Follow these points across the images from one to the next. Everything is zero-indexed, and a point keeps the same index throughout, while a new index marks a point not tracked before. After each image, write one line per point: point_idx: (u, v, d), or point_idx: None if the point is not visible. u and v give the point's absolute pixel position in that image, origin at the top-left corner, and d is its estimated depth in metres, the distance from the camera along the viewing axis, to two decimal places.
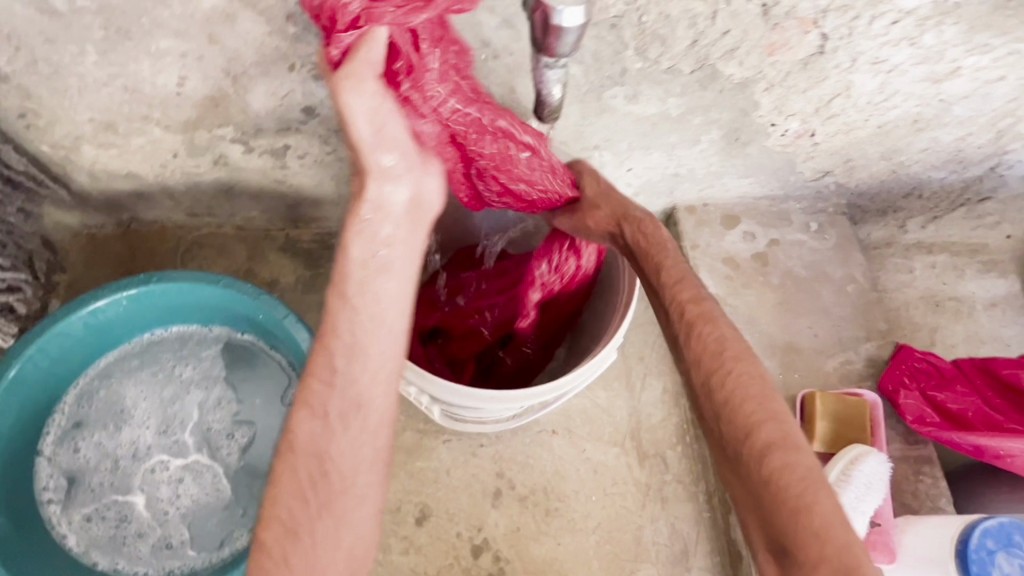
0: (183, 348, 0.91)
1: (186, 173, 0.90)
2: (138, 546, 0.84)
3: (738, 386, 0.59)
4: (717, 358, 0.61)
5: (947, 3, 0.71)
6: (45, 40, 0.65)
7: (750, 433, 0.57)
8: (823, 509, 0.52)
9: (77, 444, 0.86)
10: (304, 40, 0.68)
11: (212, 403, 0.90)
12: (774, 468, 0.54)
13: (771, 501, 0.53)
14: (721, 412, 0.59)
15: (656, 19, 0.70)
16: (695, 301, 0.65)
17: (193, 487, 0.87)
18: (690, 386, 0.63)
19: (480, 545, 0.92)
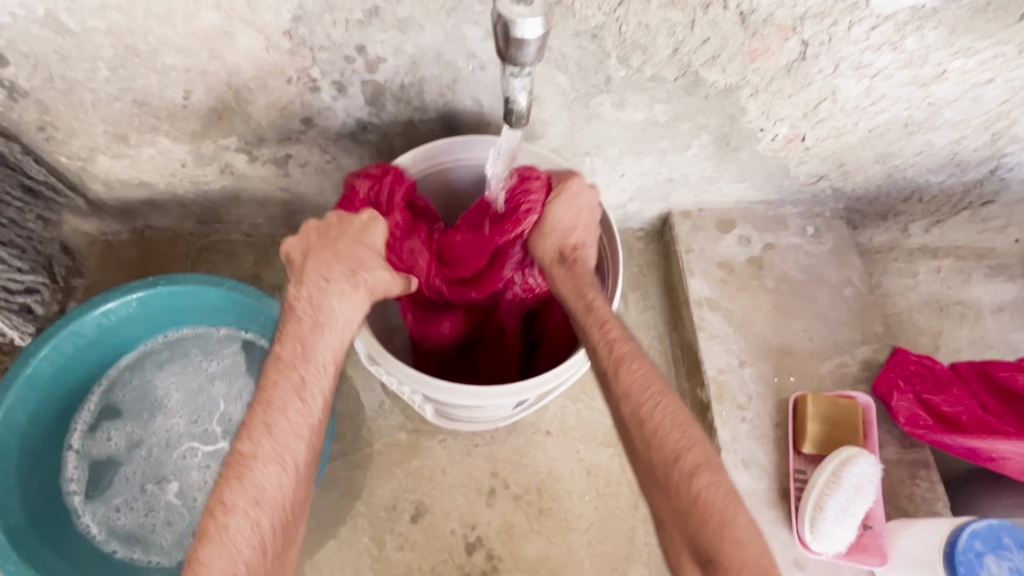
0: (206, 345, 0.96)
1: (195, 181, 0.95)
2: (165, 533, 0.88)
3: (666, 414, 0.62)
4: (645, 394, 0.63)
5: (925, 8, 0.72)
6: (60, 58, 0.70)
7: (678, 456, 0.60)
8: (733, 523, 0.57)
9: (111, 434, 0.92)
10: (299, 54, 0.72)
11: (236, 395, 0.94)
12: (698, 488, 0.58)
13: (695, 518, 0.58)
14: (649, 440, 0.62)
15: (636, 29, 0.73)
16: (621, 339, 0.68)
17: (218, 474, 0.91)
18: (616, 416, 0.66)
19: (474, 542, 0.94)
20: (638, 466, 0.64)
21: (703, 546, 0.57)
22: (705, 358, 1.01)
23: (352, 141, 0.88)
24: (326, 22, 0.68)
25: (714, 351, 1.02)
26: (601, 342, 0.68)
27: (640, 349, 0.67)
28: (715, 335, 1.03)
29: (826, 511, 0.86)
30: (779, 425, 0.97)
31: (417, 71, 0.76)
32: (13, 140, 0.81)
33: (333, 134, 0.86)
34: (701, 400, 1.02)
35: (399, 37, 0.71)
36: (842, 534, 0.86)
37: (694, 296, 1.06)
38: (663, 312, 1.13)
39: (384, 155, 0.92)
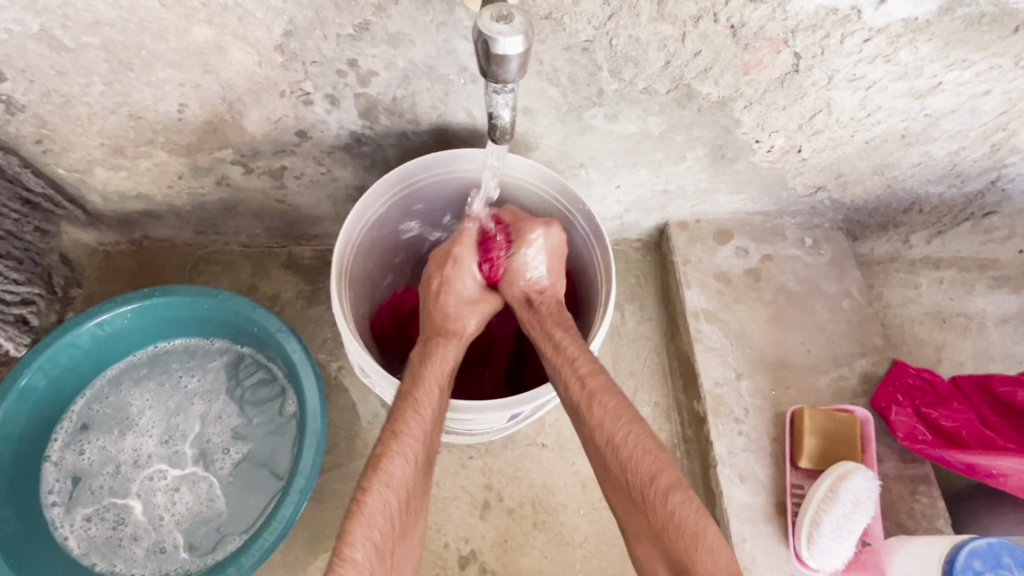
0: (189, 361, 0.96)
1: (192, 193, 0.96)
2: (133, 550, 0.86)
3: (636, 441, 0.65)
4: (618, 422, 0.67)
5: (918, 21, 0.72)
6: (56, 73, 0.71)
7: (652, 477, 0.63)
8: (705, 538, 0.60)
9: (83, 447, 0.90)
10: (291, 68, 0.73)
11: (212, 416, 0.93)
12: (672, 507, 0.61)
13: (669, 535, 0.61)
14: (624, 464, 0.65)
15: (627, 42, 0.73)
16: (591, 371, 0.71)
17: (188, 496, 0.89)
18: (592, 445, 0.69)
19: (467, 556, 0.94)
20: (615, 490, 0.67)
21: (678, 561, 0.59)
22: (702, 370, 1.01)
23: (346, 153, 0.89)
24: (318, 36, 0.68)
25: (710, 364, 1.01)
26: (572, 377, 0.70)
27: (611, 381, 0.70)
28: (712, 347, 1.02)
29: (822, 527, 0.84)
30: (776, 439, 0.96)
31: (409, 84, 0.76)
32: (11, 153, 0.82)
33: (328, 146, 0.87)
34: (698, 413, 1.01)
35: (390, 51, 0.71)
36: (838, 551, 0.84)
37: (690, 308, 1.05)
38: (661, 323, 1.12)
39: (378, 167, 0.92)
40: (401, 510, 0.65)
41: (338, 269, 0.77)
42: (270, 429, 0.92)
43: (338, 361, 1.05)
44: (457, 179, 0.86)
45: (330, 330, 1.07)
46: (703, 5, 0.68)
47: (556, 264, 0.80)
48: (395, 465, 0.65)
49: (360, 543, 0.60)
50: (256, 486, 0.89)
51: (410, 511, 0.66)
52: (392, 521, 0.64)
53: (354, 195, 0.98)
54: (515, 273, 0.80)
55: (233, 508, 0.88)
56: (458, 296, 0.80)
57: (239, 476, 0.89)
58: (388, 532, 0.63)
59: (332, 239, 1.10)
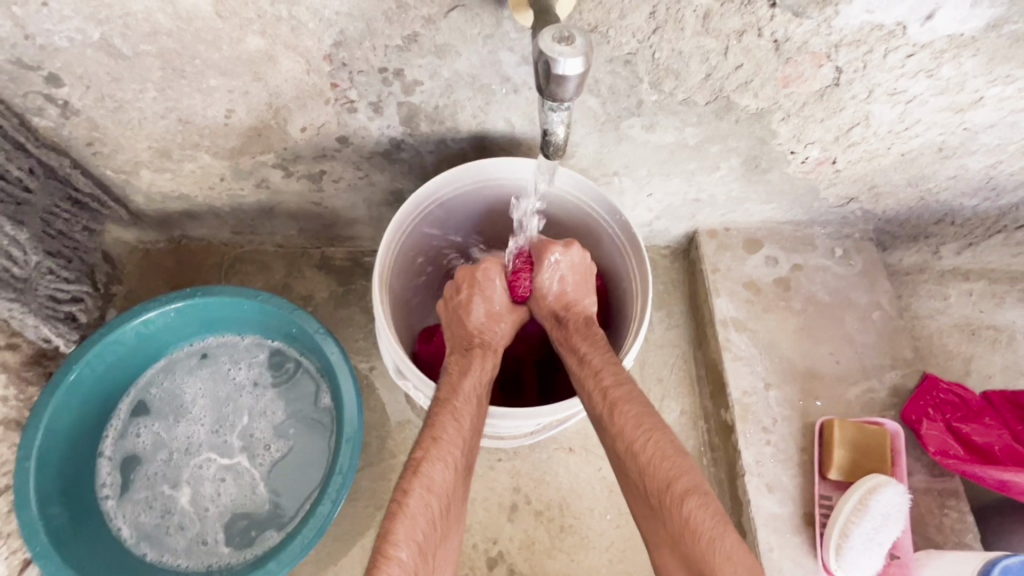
0: (236, 355, 0.98)
1: (232, 195, 0.98)
2: (178, 539, 0.88)
3: (655, 447, 0.65)
4: (637, 429, 0.66)
5: (963, 37, 0.72)
6: (112, 79, 0.73)
7: (670, 483, 0.62)
8: (724, 546, 0.58)
9: (139, 432, 0.94)
10: (338, 77, 0.74)
11: (258, 412, 0.95)
12: (688, 513, 0.60)
13: (684, 542, 0.59)
14: (642, 470, 0.65)
15: (670, 55, 0.73)
16: (615, 383, 0.70)
17: (232, 488, 0.91)
18: (614, 454, 0.69)
19: (495, 557, 0.95)
20: (634, 498, 0.67)
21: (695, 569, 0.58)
22: (730, 379, 1.01)
23: (384, 159, 0.90)
24: (366, 47, 0.70)
25: (739, 373, 1.02)
26: (595, 389, 0.71)
27: (634, 391, 0.70)
28: (741, 357, 1.03)
29: (852, 539, 0.85)
30: (804, 450, 0.96)
31: (452, 93, 0.77)
32: (63, 154, 0.84)
33: (367, 152, 0.88)
34: (725, 421, 1.01)
35: (436, 62, 0.72)
36: (868, 562, 0.85)
37: (719, 317, 1.06)
38: (688, 330, 1.13)
39: (415, 172, 0.93)
40: (440, 515, 0.65)
41: (378, 276, 0.79)
42: (312, 424, 0.94)
43: (370, 361, 1.07)
44: (490, 188, 0.87)
45: (363, 330, 1.09)
46: (748, 20, 0.69)
47: (581, 279, 0.82)
48: (436, 470, 0.66)
49: (404, 543, 0.60)
50: (298, 480, 0.91)
51: (448, 516, 0.66)
52: (432, 524, 0.63)
53: (389, 199, 1.00)
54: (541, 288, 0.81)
55: (275, 504, 0.90)
56: (489, 308, 0.81)
57: (281, 472, 0.92)
58: (428, 533, 0.62)
59: (365, 241, 1.12)
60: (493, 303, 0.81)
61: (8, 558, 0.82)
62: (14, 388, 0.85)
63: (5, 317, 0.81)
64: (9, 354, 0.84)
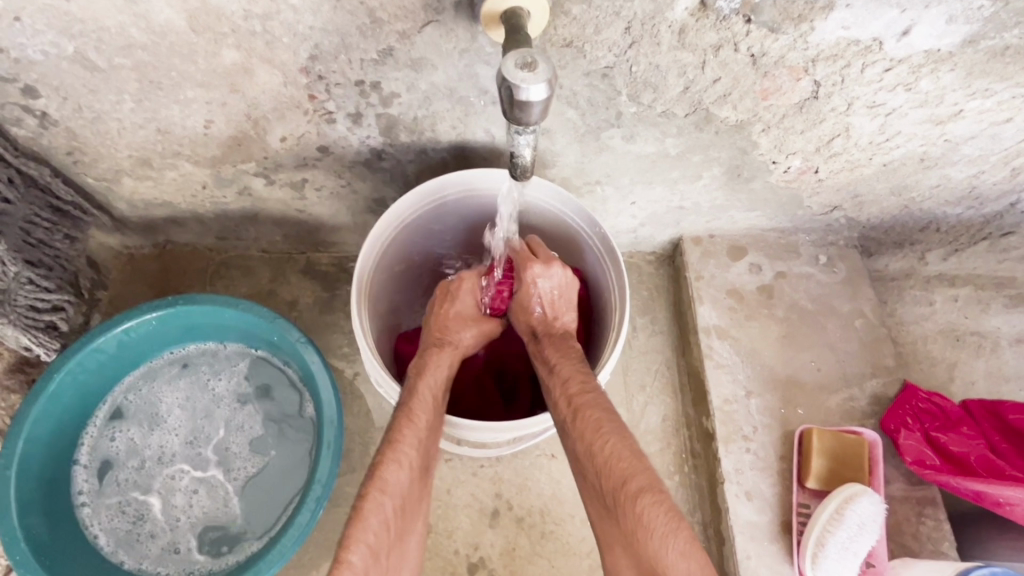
0: (218, 365, 0.98)
1: (215, 202, 0.98)
2: (148, 546, 0.89)
3: (613, 448, 0.66)
4: (596, 433, 0.67)
5: (940, 52, 0.71)
6: (89, 91, 0.73)
7: (624, 481, 0.63)
8: (674, 547, 0.59)
9: (115, 437, 0.94)
10: (315, 89, 0.74)
11: (234, 426, 0.96)
12: (642, 509, 0.61)
13: (636, 541, 0.61)
14: (598, 470, 0.66)
15: (647, 69, 0.73)
16: (579, 390, 0.72)
17: (204, 499, 0.92)
18: (576, 457, 0.69)
19: (476, 563, 0.96)
20: (592, 498, 0.68)
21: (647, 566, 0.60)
22: (712, 386, 1.02)
23: (366, 168, 0.90)
24: (342, 60, 0.70)
25: (720, 381, 1.02)
26: (560, 395, 0.72)
27: (598, 397, 0.71)
28: (723, 364, 1.03)
29: (827, 548, 0.86)
30: (784, 458, 0.97)
31: (430, 105, 0.77)
32: (43, 163, 0.84)
33: (348, 161, 0.88)
34: (706, 428, 1.02)
35: (413, 75, 0.72)
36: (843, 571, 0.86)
37: (702, 324, 1.06)
38: (672, 336, 1.13)
39: (397, 181, 0.93)
40: (397, 516, 0.66)
41: (358, 284, 0.79)
42: (286, 438, 0.95)
43: (354, 367, 1.07)
44: (471, 199, 0.88)
45: (347, 337, 1.09)
46: (724, 35, 0.69)
47: (564, 300, 0.82)
48: (397, 470, 0.67)
49: (359, 547, 0.61)
50: (270, 495, 0.92)
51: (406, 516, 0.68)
52: (387, 525, 0.64)
53: (372, 206, 1.00)
54: (524, 304, 0.82)
55: (244, 519, 0.91)
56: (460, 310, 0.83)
57: (253, 486, 0.92)
58: (383, 535, 0.63)
59: (350, 246, 1.12)
60: (464, 309, 0.84)
61: None
62: None
63: None
64: None
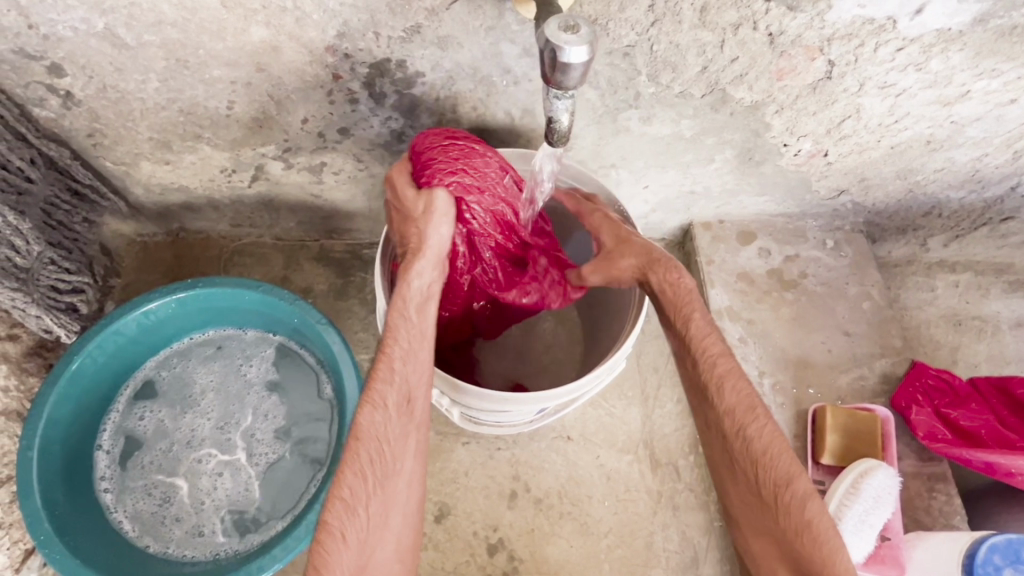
0: (248, 350, 0.98)
1: (232, 187, 0.98)
2: (174, 529, 0.89)
3: (772, 438, 0.68)
4: (751, 410, 0.69)
5: (951, 31, 0.74)
6: (115, 69, 0.73)
7: (789, 482, 0.66)
8: (842, 558, 0.63)
9: (146, 416, 0.94)
10: (341, 68, 0.75)
11: (262, 412, 0.96)
12: (809, 516, 0.65)
13: (794, 540, 0.65)
14: (757, 460, 0.67)
15: (667, 48, 0.75)
16: (725, 357, 0.71)
17: (229, 483, 0.92)
18: (720, 429, 0.71)
19: (495, 544, 0.96)
20: (736, 483, 0.70)
21: (807, 566, 0.64)
22: None
23: (385, 151, 0.91)
24: (370, 38, 0.71)
25: None
26: (705, 360, 0.71)
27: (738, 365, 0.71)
28: (735, 345, 1.05)
29: (844, 521, 0.87)
30: (797, 436, 0.99)
31: (453, 85, 0.78)
32: (63, 145, 0.84)
33: (368, 144, 0.89)
34: None
35: (438, 53, 0.73)
36: (860, 544, 0.87)
37: (714, 307, 1.08)
38: None
39: None
40: (380, 464, 0.65)
41: (381, 250, 0.81)
42: (312, 426, 0.94)
43: (370, 353, 1.08)
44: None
45: (362, 323, 1.09)
46: (744, 13, 0.71)
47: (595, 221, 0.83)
48: (372, 412, 0.66)
49: (347, 483, 0.63)
50: (293, 484, 0.92)
51: (389, 467, 0.65)
52: (362, 474, 0.63)
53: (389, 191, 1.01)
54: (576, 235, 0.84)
55: (269, 506, 0.91)
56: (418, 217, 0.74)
57: (279, 472, 0.92)
58: (367, 463, 0.64)
59: (364, 233, 1.12)
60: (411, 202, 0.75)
61: (9, 549, 0.82)
62: (14, 378, 0.86)
63: (9, 307, 0.81)
64: (9, 344, 0.87)
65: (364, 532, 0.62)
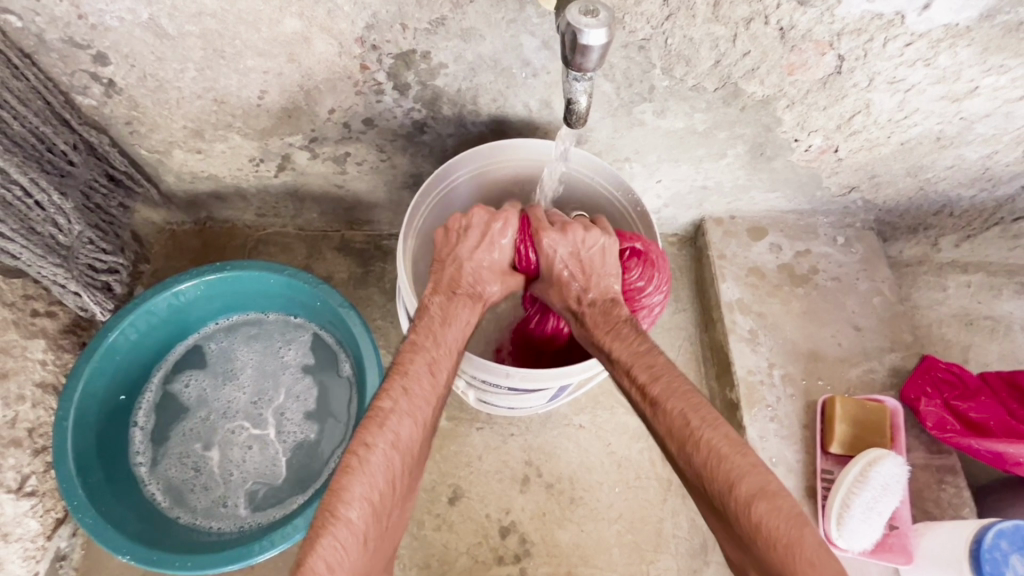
0: (287, 332, 1.02)
1: (259, 177, 1.02)
2: (201, 497, 0.92)
3: (708, 447, 0.63)
4: (685, 424, 0.65)
5: (958, 27, 0.76)
6: (155, 59, 0.77)
7: (732, 486, 0.61)
8: (804, 548, 0.56)
9: (188, 383, 0.99)
10: (368, 59, 0.78)
11: (293, 393, 0.99)
12: (758, 517, 0.59)
13: (754, 544, 0.59)
14: (702, 474, 0.63)
15: (681, 41, 0.78)
16: (649, 376, 0.70)
17: (257, 458, 0.95)
18: (667, 451, 0.68)
19: (508, 526, 0.98)
20: (699, 500, 0.66)
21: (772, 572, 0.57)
22: (736, 359, 1.05)
23: (407, 141, 0.94)
24: (397, 30, 0.74)
25: (744, 353, 1.06)
26: (631, 384, 0.71)
27: (670, 381, 0.69)
28: (745, 337, 1.07)
29: (852, 508, 0.88)
30: (806, 426, 1.01)
31: (474, 77, 0.82)
32: (103, 132, 0.89)
33: (391, 134, 0.92)
34: (730, 400, 1.06)
35: (462, 45, 0.77)
36: (866, 530, 0.88)
37: (725, 300, 1.10)
38: (695, 314, 1.17)
39: (435, 154, 0.98)
40: (401, 473, 0.66)
41: (401, 249, 0.83)
42: (339, 412, 0.97)
43: (389, 341, 1.11)
44: (496, 168, 0.92)
45: (380, 311, 1.12)
46: (755, 8, 0.74)
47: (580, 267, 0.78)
48: (395, 423, 0.66)
49: (356, 503, 0.61)
50: (313, 466, 0.94)
51: (409, 474, 0.67)
52: (391, 483, 0.64)
53: (409, 182, 1.04)
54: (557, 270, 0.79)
55: (290, 487, 0.93)
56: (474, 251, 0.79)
57: (305, 453, 0.95)
58: (387, 491, 0.64)
59: (384, 225, 1.16)
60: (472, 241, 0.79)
61: (41, 516, 0.87)
62: (50, 353, 0.91)
63: (50, 281, 0.85)
64: (47, 320, 0.91)
65: (381, 538, 0.63)
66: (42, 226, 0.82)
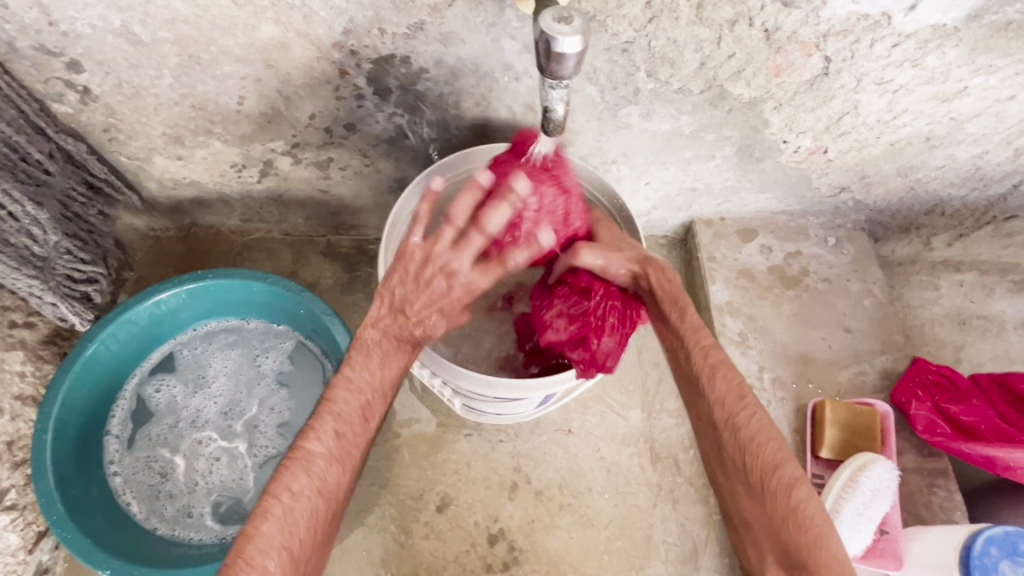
0: (264, 341, 1.00)
1: (242, 183, 1.00)
2: (167, 506, 0.91)
3: (762, 428, 0.66)
4: (740, 402, 0.68)
5: (946, 27, 0.75)
6: (130, 66, 0.76)
7: (776, 466, 0.64)
8: (831, 541, 0.60)
9: (159, 389, 0.97)
10: (347, 64, 0.77)
11: (267, 405, 0.98)
12: (797, 500, 0.62)
13: (780, 520, 0.62)
14: (744, 447, 0.66)
15: (665, 44, 0.77)
16: (716, 348, 0.71)
17: (225, 469, 0.94)
18: (710, 421, 0.70)
19: (496, 533, 0.98)
20: (726, 474, 0.68)
21: (790, 548, 0.61)
22: None
23: (390, 146, 0.93)
24: (375, 34, 0.73)
25: (735, 357, 1.05)
26: (696, 347, 0.72)
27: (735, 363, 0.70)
28: (735, 341, 1.06)
29: (842, 514, 0.88)
30: (797, 430, 1.00)
31: (456, 81, 0.80)
32: (80, 140, 0.87)
33: (374, 139, 0.91)
34: None
35: (442, 50, 0.75)
36: (857, 536, 0.87)
37: (714, 303, 1.09)
38: None
39: (420, 159, 0.96)
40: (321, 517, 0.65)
41: (383, 254, 0.81)
42: None
43: None
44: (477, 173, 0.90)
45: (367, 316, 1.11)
46: (739, 9, 0.72)
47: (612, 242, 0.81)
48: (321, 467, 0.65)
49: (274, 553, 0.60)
50: None
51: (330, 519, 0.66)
52: (311, 529, 0.63)
53: (394, 186, 1.03)
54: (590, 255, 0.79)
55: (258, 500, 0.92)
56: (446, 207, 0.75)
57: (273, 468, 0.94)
58: (304, 541, 0.62)
59: (371, 229, 1.15)
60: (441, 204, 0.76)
61: (22, 530, 0.86)
62: (29, 364, 0.90)
63: (26, 292, 0.85)
64: (25, 332, 0.91)
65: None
66: (16, 236, 0.81)
